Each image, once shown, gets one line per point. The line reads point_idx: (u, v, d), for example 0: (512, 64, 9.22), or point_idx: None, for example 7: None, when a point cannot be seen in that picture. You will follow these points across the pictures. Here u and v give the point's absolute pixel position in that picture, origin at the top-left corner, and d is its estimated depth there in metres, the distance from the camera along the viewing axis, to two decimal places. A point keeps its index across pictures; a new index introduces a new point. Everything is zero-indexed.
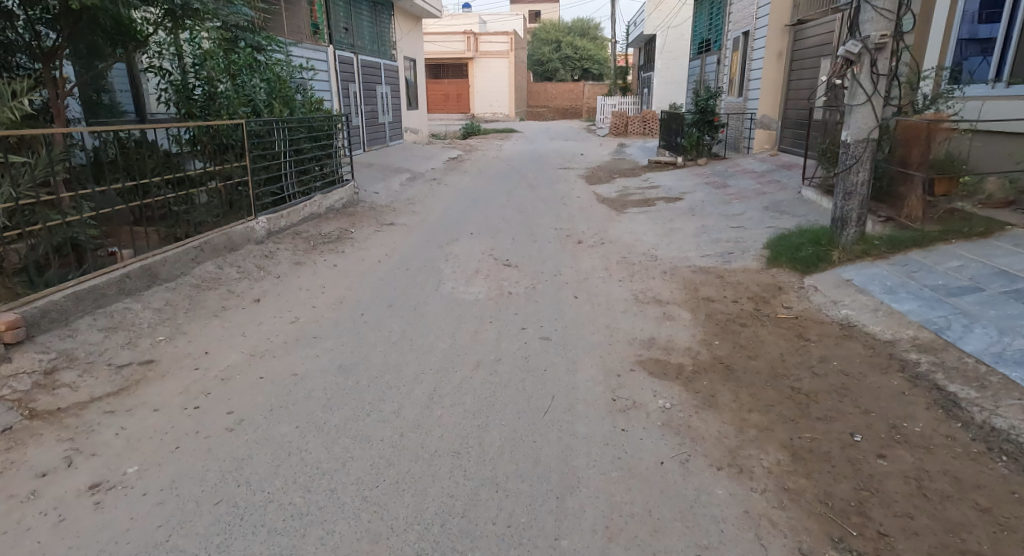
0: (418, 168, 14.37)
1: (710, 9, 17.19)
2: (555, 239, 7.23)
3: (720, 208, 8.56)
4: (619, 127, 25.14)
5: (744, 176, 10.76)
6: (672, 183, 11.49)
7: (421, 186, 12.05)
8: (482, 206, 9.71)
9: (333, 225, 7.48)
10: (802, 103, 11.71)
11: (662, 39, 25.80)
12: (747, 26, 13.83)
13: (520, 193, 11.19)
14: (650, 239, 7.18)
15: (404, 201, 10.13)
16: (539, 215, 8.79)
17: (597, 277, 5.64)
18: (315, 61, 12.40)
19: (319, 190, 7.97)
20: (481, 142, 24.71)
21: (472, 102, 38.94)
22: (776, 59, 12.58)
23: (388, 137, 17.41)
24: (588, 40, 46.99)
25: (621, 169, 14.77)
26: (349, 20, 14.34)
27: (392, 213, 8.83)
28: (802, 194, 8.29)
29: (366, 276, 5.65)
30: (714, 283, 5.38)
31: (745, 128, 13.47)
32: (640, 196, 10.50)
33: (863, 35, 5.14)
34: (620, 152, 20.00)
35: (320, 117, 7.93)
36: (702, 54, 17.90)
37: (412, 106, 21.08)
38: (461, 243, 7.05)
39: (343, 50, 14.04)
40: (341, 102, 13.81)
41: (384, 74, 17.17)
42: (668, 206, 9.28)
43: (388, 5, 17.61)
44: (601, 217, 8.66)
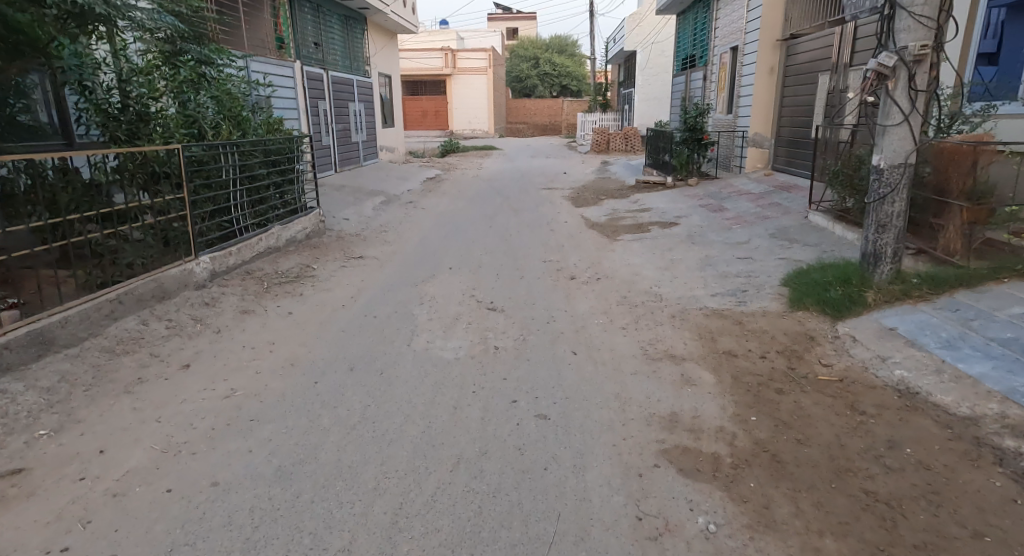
0: (393, 189, 13.57)
1: (695, 23, 16.70)
2: (543, 275, 6.45)
3: (720, 236, 7.86)
4: (601, 143, 24.62)
5: (740, 198, 10.13)
6: (664, 205, 10.83)
7: (396, 211, 11.24)
8: (461, 234, 8.92)
9: (292, 260, 6.62)
10: (797, 121, 11.14)
11: (643, 55, 25.44)
12: (735, 41, 13.30)
13: (502, 218, 10.44)
14: (650, 273, 6.44)
15: (376, 228, 9.30)
16: (525, 245, 8.02)
17: (597, 324, 4.87)
18: (279, 76, 11.56)
19: (277, 221, 7.10)
20: (460, 160, 23.99)
21: (450, 119, 38.27)
22: (767, 75, 12.01)
23: (361, 157, 16.60)
24: (566, 56, 46.77)
25: (607, 190, 14.11)
26: (318, 35, 13.54)
27: (362, 244, 7.99)
28: (811, 219, 7.64)
29: (325, 328, 4.80)
30: (732, 331, 4.63)
31: (736, 146, 12.89)
32: (630, 221, 9.81)
33: (898, 46, 4.45)
34: (604, 170, 19.40)
35: (279, 140, 7.09)
36: (687, 69, 17.39)
37: (388, 124, 20.30)
38: (440, 281, 6.24)
39: (312, 66, 13.23)
40: (309, 121, 12.99)
41: (357, 91, 16.38)
42: (662, 232, 8.57)
43: (360, 20, 16.87)
44: (592, 247, 7.92)
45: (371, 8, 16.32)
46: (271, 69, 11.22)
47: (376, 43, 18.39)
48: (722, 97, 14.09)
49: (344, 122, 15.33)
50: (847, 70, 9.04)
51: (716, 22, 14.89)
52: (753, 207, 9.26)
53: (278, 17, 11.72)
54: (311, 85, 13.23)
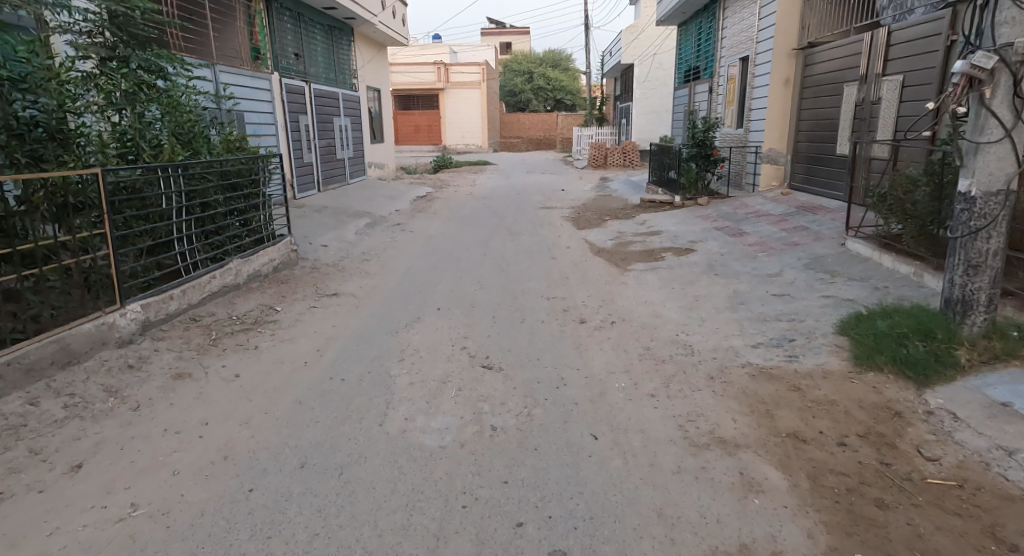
0: (380, 210, 12.64)
1: (698, 35, 15.95)
2: (547, 318, 5.50)
3: (745, 267, 6.94)
4: (598, 159, 23.72)
5: (760, 220, 9.25)
6: (674, 228, 9.94)
7: (382, 235, 10.31)
8: (452, 263, 7.97)
9: (253, 302, 5.64)
10: (817, 136, 10.30)
11: (641, 68, 24.69)
12: (746, 51, 12.49)
13: (498, 243, 9.52)
14: (672, 316, 5.51)
15: (357, 256, 8.34)
16: (525, 277, 7.09)
17: (619, 392, 3.92)
18: (254, 89, 10.64)
19: (236, 253, 6.13)
20: (453, 176, 23.13)
21: (443, 133, 37.47)
22: (783, 87, 11.17)
23: (347, 175, 15.70)
24: (561, 70, 46.16)
25: (609, 209, 13.23)
26: (299, 45, 12.66)
27: (338, 278, 7.03)
28: (850, 247, 6.73)
29: (278, 398, 3.82)
30: (790, 400, 3.68)
31: (749, 163, 12.02)
32: (639, 246, 8.89)
33: (998, 44, 3.56)
34: (603, 187, 18.54)
35: (238, 160, 6.13)
36: (690, 81, 16.60)
37: (377, 139, 19.42)
38: (427, 327, 5.28)
39: (292, 78, 12.35)
40: (289, 137, 12.08)
41: (342, 105, 15.51)
42: (678, 261, 7.65)
43: (346, 30, 16.03)
44: (601, 279, 7.00)
45: (357, 19, 15.49)
46: (245, 81, 10.30)
47: (363, 55, 17.55)
48: (731, 111, 13.26)
49: (328, 138, 14.42)
50: (878, 81, 8.19)
51: (723, 33, 14.11)
52: (776, 231, 8.36)
53: (252, 26, 10.85)
54: (291, 99, 12.32)
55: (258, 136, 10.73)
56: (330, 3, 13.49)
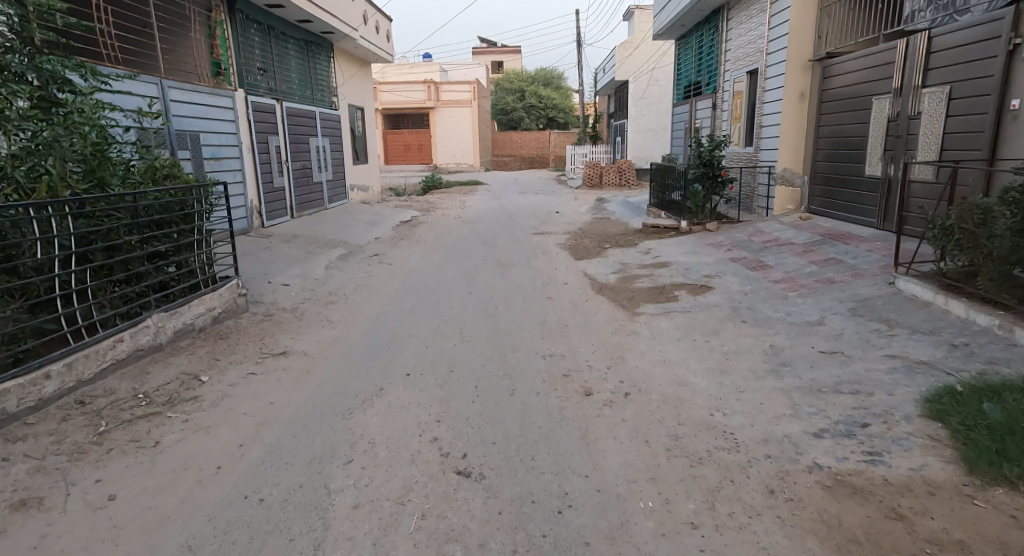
0: (358, 238, 11.56)
1: (699, 48, 15.06)
2: (543, 389, 4.39)
3: (777, 312, 5.86)
4: (593, 178, 22.73)
5: (781, 250, 8.22)
6: (684, 259, 8.89)
7: (356, 269, 9.21)
8: (431, 306, 6.85)
9: (173, 369, 4.50)
10: (839, 155, 9.30)
11: (635, 85, 23.83)
12: (754, 64, 11.53)
13: (486, 278, 8.43)
14: (700, 383, 4.41)
15: (322, 298, 7.21)
16: (516, 325, 5.99)
17: (648, 522, 2.81)
18: (213, 107, 9.57)
19: (157, 305, 5.00)
20: (443, 197, 22.07)
21: (434, 152, 36.50)
22: (797, 101, 10.18)
23: (326, 199, 14.63)
24: (552, 88, 45.47)
25: (609, 234, 12.19)
26: (267, 59, 11.62)
27: (293, 328, 5.90)
28: (903, 287, 5.66)
29: (158, 541, 2.67)
30: (897, 540, 2.58)
31: (761, 184, 11.02)
32: (647, 281, 7.82)
33: None
34: (599, 209, 17.53)
35: (162, 191, 5.02)
36: (691, 97, 15.67)
37: (360, 160, 18.39)
38: (391, 403, 4.15)
39: (259, 95, 11.29)
40: (256, 160, 11.00)
41: (320, 125, 14.46)
42: (695, 303, 6.57)
43: (325, 45, 15.04)
44: (607, 328, 5.91)
45: (335, 32, 14.50)
46: (202, 99, 9.22)
47: (344, 72, 16.55)
48: (738, 128, 12.29)
49: (302, 160, 13.36)
50: (918, 93, 7.20)
51: (726, 45, 13.18)
52: (803, 264, 7.31)
53: (213, 38, 9.82)
54: (260, 119, 11.27)
55: (218, 159, 9.63)
56: (304, 15, 12.49)
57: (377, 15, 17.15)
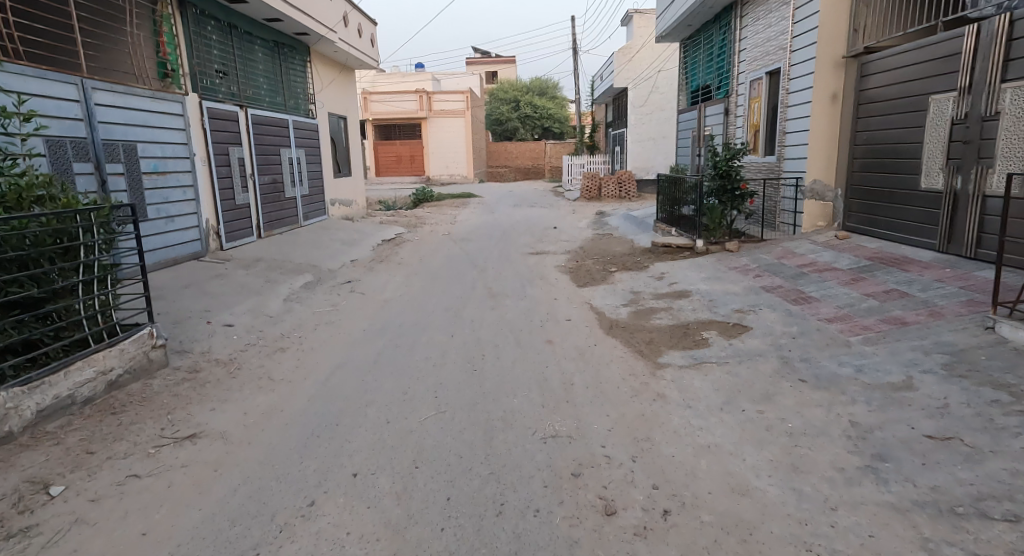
0: (332, 262, 10.26)
1: (708, 49, 13.86)
2: (546, 502, 3.08)
3: (843, 367, 4.57)
4: (591, 190, 21.68)
5: (823, 278, 6.94)
6: (704, 287, 7.61)
7: (323, 300, 7.91)
8: (403, 355, 5.53)
9: (14, 476, 3.18)
10: (881, 165, 8.08)
11: (635, 92, 22.63)
12: (775, 63, 10.29)
13: (474, 312, 7.12)
14: (769, 491, 3.10)
15: (271, 344, 5.89)
16: (509, 386, 4.67)
17: None
18: (158, 113, 8.28)
19: (14, 373, 3.67)
20: (433, 211, 20.80)
21: (426, 163, 35.32)
22: (829, 104, 8.93)
23: (300, 216, 13.36)
24: (548, 97, 44.28)
25: (614, 254, 10.91)
26: (226, 60, 10.34)
27: (219, 392, 4.56)
28: (1010, 333, 4.39)
29: None
30: None
31: (785, 199, 9.79)
32: (665, 317, 6.53)
33: None
34: (600, 223, 16.28)
35: (23, 217, 3.74)
36: (700, 102, 14.45)
37: (342, 173, 17.11)
38: (323, 536, 2.83)
39: (218, 101, 10.00)
40: (212, 174, 9.70)
41: (294, 134, 13.19)
42: (730, 350, 5.28)
43: (299, 48, 13.79)
44: (626, 390, 4.60)
45: (311, 34, 13.24)
46: (141, 104, 7.91)
47: (323, 78, 15.29)
48: (757, 136, 11.06)
49: (271, 174, 12.08)
50: (996, 90, 6.05)
51: (740, 45, 11.98)
52: (857, 297, 6.03)
53: (159, 35, 8.58)
54: (219, 128, 10.00)
55: (162, 173, 8.29)
56: (271, 13, 11.23)
57: (359, 16, 15.93)
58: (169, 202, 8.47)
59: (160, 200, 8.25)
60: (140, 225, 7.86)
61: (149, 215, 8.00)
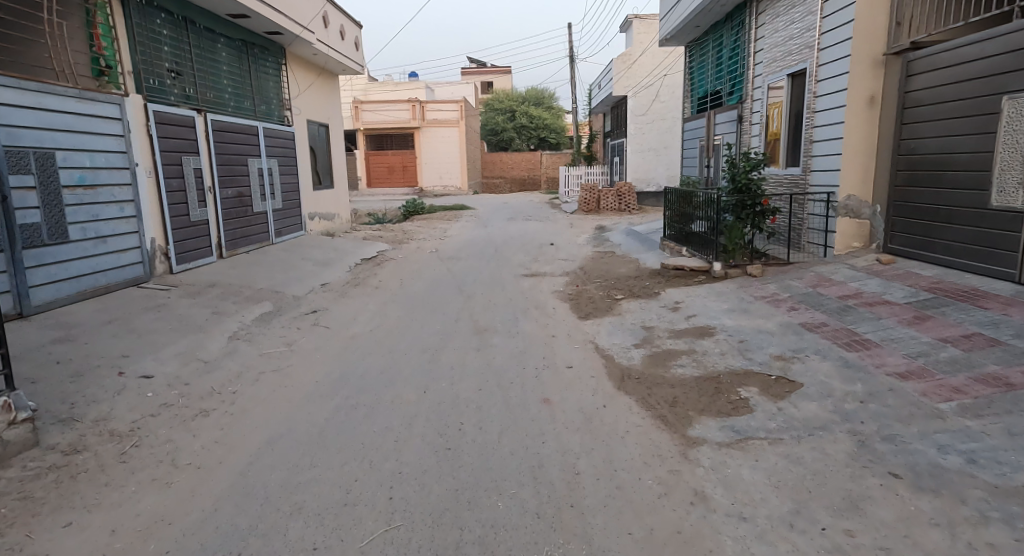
0: (298, 287, 9.05)
1: (718, 52, 12.76)
2: None
3: (946, 454, 3.37)
4: (589, 203, 20.55)
5: (875, 314, 5.76)
6: (730, 323, 6.42)
7: (278, 337, 6.68)
8: (358, 422, 4.31)
9: None
10: (933, 178, 6.96)
11: (635, 100, 21.45)
12: (798, 63, 9.15)
13: (455, 355, 5.90)
14: None
15: (195, 404, 4.67)
16: (492, 480, 3.46)
17: None
18: (88, 116, 7.11)
19: None
20: (423, 225, 19.62)
21: (419, 174, 34.14)
22: (865, 108, 7.77)
23: (271, 232, 12.16)
24: (544, 107, 43.22)
25: (619, 277, 9.72)
26: (177, 59, 9.19)
27: (93, 489, 3.33)
28: None
29: None
30: None
31: (812, 215, 8.64)
32: (688, 365, 5.32)
33: None
34: (600, 239, 15.10)
35: None
36: (709, 110, 13.34)
37: (323, 184, 15.92)
38: None
39: (168, 104, 8.83)
40: (160, 187, 8.53)
41: (264, 143, 12.03)
42: (782, 419, 4.07)
43: (273, 49, 12.65)
44: (651, 487, 3.39)
45: (284, 33, 12.11)
46: (63, 105, 6.74)
47: (300, 82, 14.15)
48: (777, 145, 9.91)
49: (236, 187, 10.90)
50: None
51: (756, 45, 10.85)
52: (930, 344, 4.83)
53: (92, 26, 7.41)
54: (169, 135, 8.81)
55: (90, 187, 7.06)
56: (237, 8, 10.09)
57: (340, 17, 14.82)
58: (99, 220, 7.22)
59: (90, 218, 7.02)
60: (60, 248, 6.64)
61: (72, 236, 6.77)
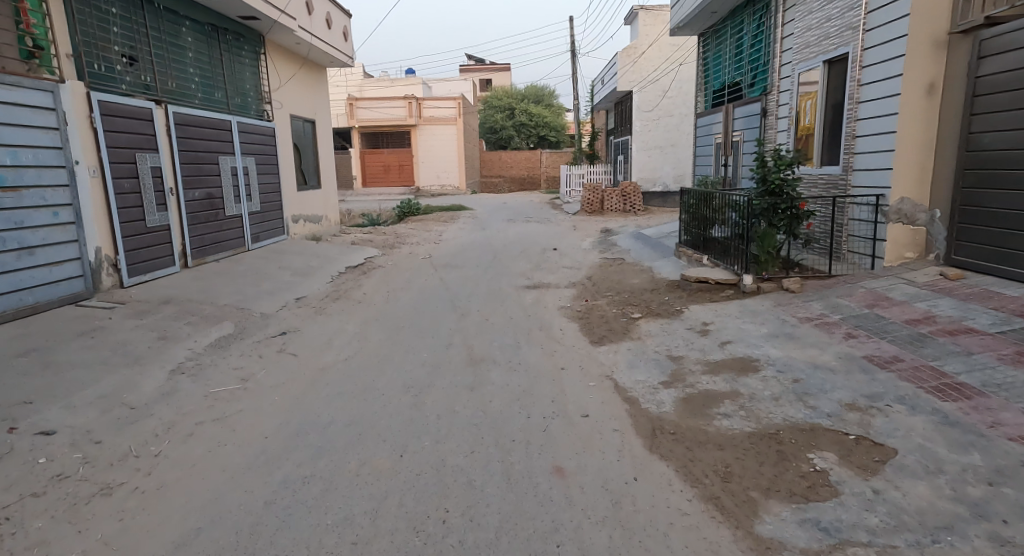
0: (270, 303, 7.96)
1: (739, 39, 11.65)
2: None
3: None
4: (592, 204, 19.50)
5: (962, 345, 4.67)
6: (775, 353, 5.33)
7: (232, 370, 5.58)
8: (308, 510, 3.21)
9: None
10: (1012, 178, 5.89)
11: (641, 96, 20.39)
12: (836, 47, 8.03)
13: (443, 398, 4.80)
14: None
15: (97, 476, 3.57)
16: None
17: None
18: (8, 106, 6.06)
19: None
20: (418, 227, 18.51)
21: (415, 173, 33.01)
22: (924, 96, 6.67)
23: (246, 238, 11.05)
24: (544, 105, 42.13)
25: (633, 290, 8.63)
26: (131, 43, 8.11)
27: None
28: None
29: None
30: None
31: (855, 221, 7.53)
32: (735, 416, 4.23)
33: None
34: (607, 244, 14.01)
35: None
36: (727, 103, 12.24)
37: (309, 184, 14.79)
38: None
39: (118, 93, 7.75)
40: (108, 188, 7.44)
41: (239, 139, 10.93)
42: (885, 512, 2.98)
43: (249, 36, 11.55)
44: None
45: (261, 19, 10.99)
46: None
47: (282, 74, 13.04)
48: (810, 142, 8.80)
49: (206, 188, 9.81)
50: None
51: (783, 30, 9.74)
52: None
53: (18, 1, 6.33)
54: (120, 129, 7.72)
55: (11, 189, 6.08)
56: None
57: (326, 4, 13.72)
58: (25, 228, 6.23)
59: (11, 226, 6.07)
60: None
61: None
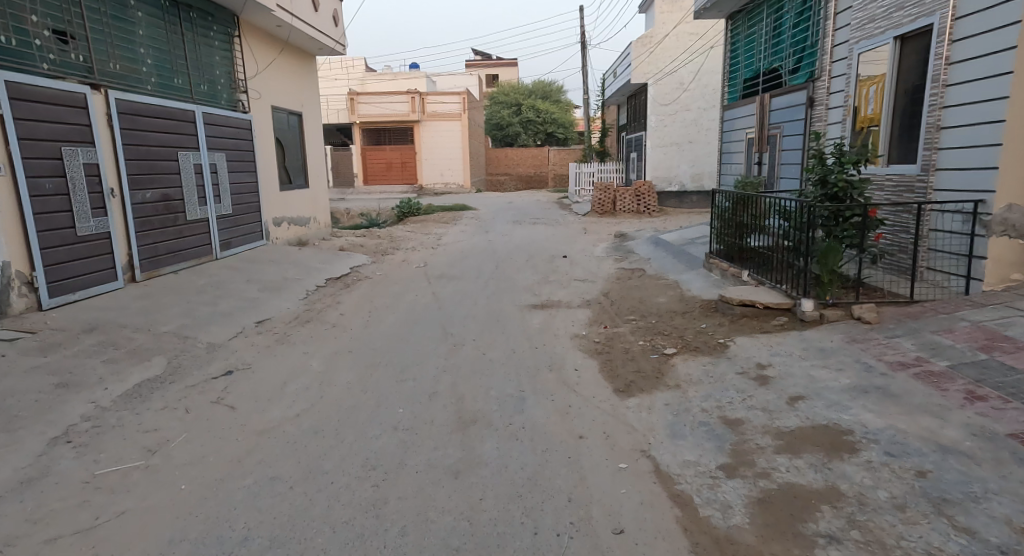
0: (223, 330, 6.59)
1: (777, 19, 10.18)
2: None
3: None
4: (604, 204, 18.06)
5: None
6: (874, 420, 3.90)
7: (140, 435, 4.17)
8: None
9: None
10: None
11: (656, 89, 18.93)
12: (913, 19, 6.55)
13: (415, 492, 3.39)
14: None
15: None
16: None
17: None
18: None
19: None
20: (416, 229, 17.10)
21: (418, 171, 31.61)
22: None
23: (214, 244, 9.68)
24: (551, 100, 40.69)
25: (662, 312, 7.18)
26: (55, 14, 6.74)
27: None
28: None
29: None
30: None
31: (941, 233, 6.07)
32: (847, 544, 2.80)
33: None
34: (623, 251, 12.58)
35: None
36: (762, 93, 10.77)
37: (293, 183, 13.40)
38: None
39: (37, 75, 6.40)
40: (21, 188, 6.09)
41: (205, 133, 9.56)
42: None
43: (220, 16, 10.19)
44: None
45: None
46: None
47: (260, 60, 11.62)
48: (875, 136, 7.31)
49: (160, 188, 8.43)
50: None
51: (838, 5, 8.24)
52: None
53: None
54: (39, 118, 6.37)
55: None
56: None
57: None
58: None
59: None
60: None
61: None
